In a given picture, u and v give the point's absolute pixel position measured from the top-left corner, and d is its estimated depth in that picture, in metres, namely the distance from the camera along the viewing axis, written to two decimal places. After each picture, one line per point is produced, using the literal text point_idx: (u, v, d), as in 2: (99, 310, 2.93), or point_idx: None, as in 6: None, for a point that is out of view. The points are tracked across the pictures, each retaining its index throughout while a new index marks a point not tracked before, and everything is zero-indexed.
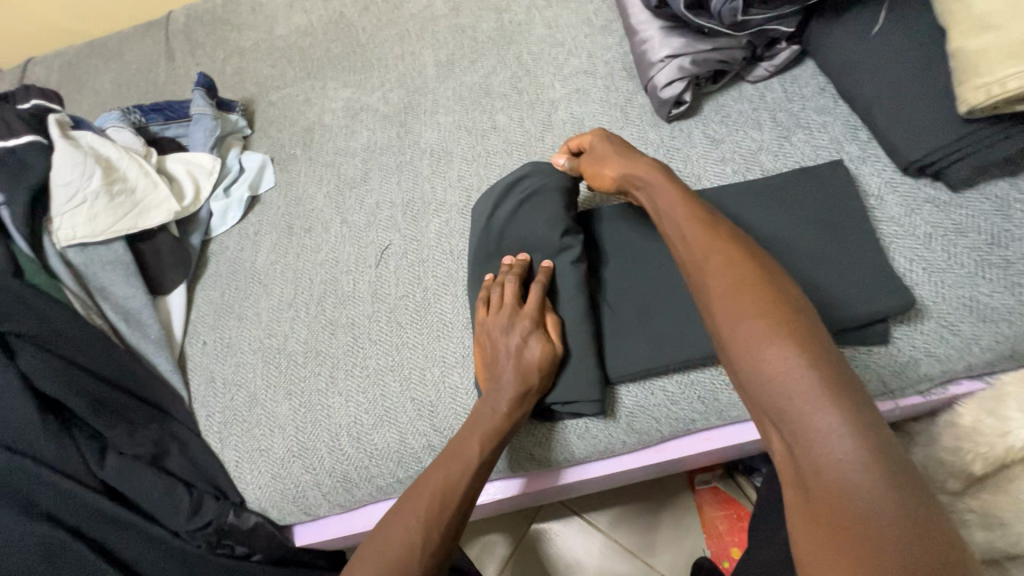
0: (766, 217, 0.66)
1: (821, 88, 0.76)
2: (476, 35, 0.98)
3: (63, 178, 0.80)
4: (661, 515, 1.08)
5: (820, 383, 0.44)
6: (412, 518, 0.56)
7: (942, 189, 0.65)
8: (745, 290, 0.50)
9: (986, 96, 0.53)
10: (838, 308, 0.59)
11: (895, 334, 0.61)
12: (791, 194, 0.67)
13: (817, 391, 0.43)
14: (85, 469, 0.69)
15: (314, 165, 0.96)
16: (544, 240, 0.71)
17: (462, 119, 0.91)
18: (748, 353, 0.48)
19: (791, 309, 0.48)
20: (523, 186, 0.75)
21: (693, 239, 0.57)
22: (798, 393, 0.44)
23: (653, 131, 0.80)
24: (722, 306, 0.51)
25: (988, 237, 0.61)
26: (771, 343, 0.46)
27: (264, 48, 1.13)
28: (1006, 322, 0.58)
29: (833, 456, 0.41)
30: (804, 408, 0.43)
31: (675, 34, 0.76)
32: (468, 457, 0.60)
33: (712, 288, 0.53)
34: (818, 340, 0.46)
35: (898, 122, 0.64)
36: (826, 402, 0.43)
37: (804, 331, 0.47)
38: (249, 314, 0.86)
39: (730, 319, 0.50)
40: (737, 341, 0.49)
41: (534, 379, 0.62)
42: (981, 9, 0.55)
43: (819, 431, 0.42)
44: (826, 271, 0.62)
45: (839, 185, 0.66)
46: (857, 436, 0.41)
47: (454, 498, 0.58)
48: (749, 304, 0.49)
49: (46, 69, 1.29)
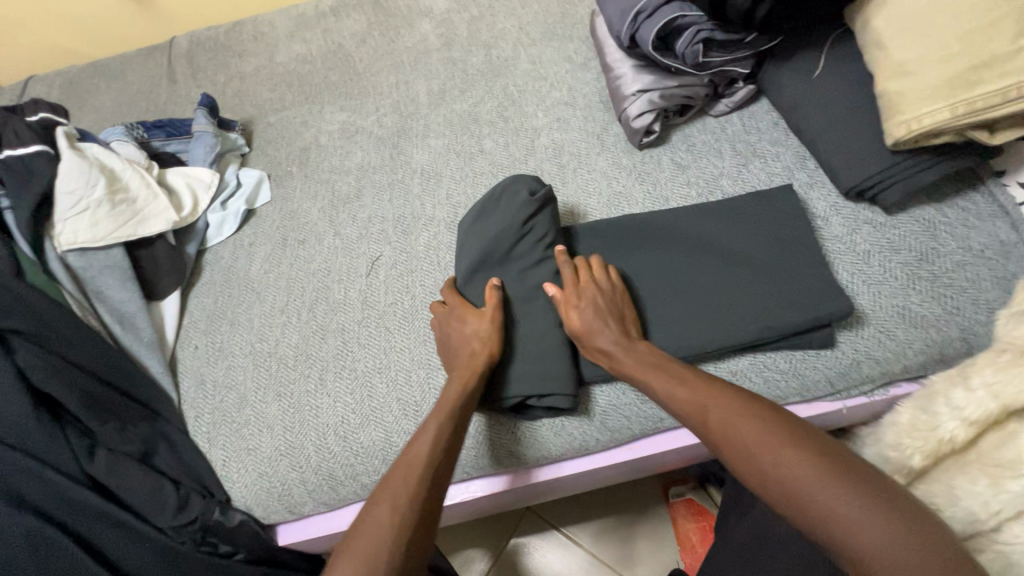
0: (725, 233, 0.74)
1: (774, 123, 0.85)
2: (466, 68, 1.07)
3: (67, 186, 0.84)
4: (638, 528, 1.12)
5: (863, 503, 0.45)
6: (390, 497, 0.57)
7: (878, 213, 0.73)
8: (759, 426, 0.52)
9: (907, 130, 0.62)
10: (786, 313, 0.66)
11: (841, 339, 0.68)
12: (748, 212, 0.75)
13: (863, 510, 0.44)
14: (74, 464, 0.70)
15: (310, 182, 1.02)
16: (518, 251, 0.76)
17: (452, 142, 0.98)
18: (791, 483, 0.48)
19: (811, 436, 0.51)
20: (494, 194, 0.80)
21: (683, 395, 0.59)
22: (850, 518, 0.44)
23: (626, 157, 0.88)
24: (746, 450, 0.51)
25: (917, 253, 0.69)
26: (808, 476, 0.47)
27: (264, 74, 1.20)
28: (934, 328, 0.66)
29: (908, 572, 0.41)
30: (868, 539, 0.43)
31: (646, 72, 0.85)
32: (427, 437, 0.62)
33: (729, 434, 0.53)
34: (836, 460, 0.48)
35: (839, 152, 0.73)
36: (877, 517, 0.44)
37: (821, 449, 0.49)
38: (241, 320, 0.89)
39: (761, 460, 0.50)
40: (776, 474, 0.49)
41: (472, 346, 0.69)
42: (900, 58, 0.64)
43: (889, 553, 0.42)
44: (778, 281, 0.69)
45: (789, 205, 0.74)
46: (913, 545, 0.42)
47: (430, 486, 0.58)
48: (763, 432, 0.51)
49: (47, 87, 1.34)
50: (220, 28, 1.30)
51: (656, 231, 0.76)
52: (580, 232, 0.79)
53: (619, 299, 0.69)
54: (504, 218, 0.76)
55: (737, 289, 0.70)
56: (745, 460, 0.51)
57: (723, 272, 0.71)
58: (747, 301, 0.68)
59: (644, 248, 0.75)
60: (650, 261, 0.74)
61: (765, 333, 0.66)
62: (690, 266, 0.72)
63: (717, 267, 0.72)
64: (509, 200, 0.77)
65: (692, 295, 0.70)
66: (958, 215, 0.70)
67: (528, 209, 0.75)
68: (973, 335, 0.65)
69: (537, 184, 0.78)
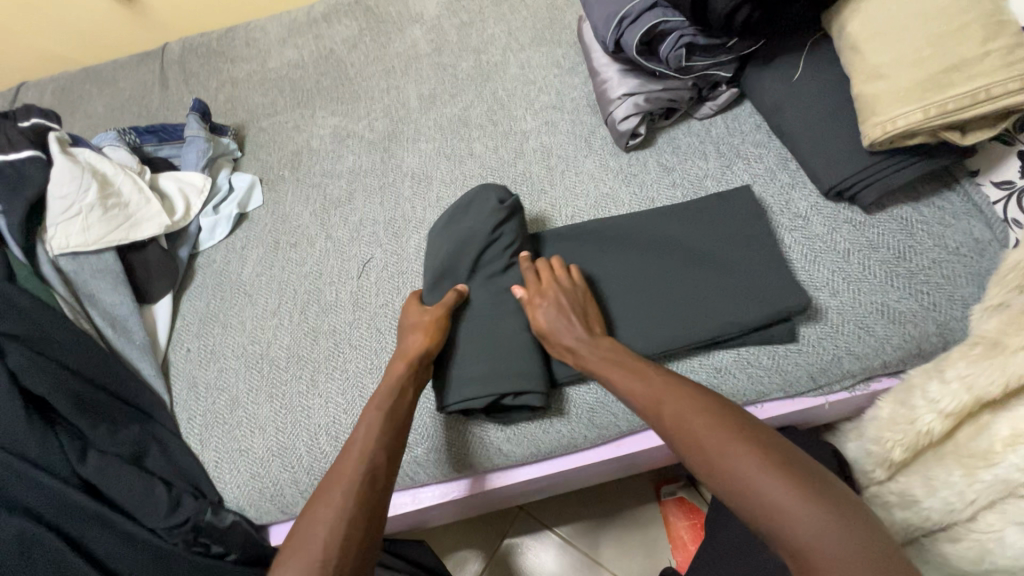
0: (689, 235, 0.76)
1: (757, 125, 0.87)
2: (456, 73, 1.08)
3: (60, 191, 0.84)
4: (629, 527, 1.12)
5: (797, 493, 0.47)
6: (336, 487, 0.58)
7: (857, 212, 0.75)
8: (707, 420, 0.54)
9: (882, 131, 0.64)
10: (748, 309, 0.68)
11: (804, 334, 0.70)
12: (708, 214, 0.77)
13: (797, 501, 0.46)
14: (66, 466, 0.71)
15: (301, 186, 1.03)
16: (487, 258, 0.78)
17: (442, 146, 1.00)
18: (733, 472, 0.50)
19: (752, 428, 0.53)
20: (464, 202, 0.82)
21: (642, 387, 0.60)
22: (784, 507, 0.46)
23: (613, 159, 0.90)
24: (695, 440, 0.53)
25: (895, 251, 0.71)
26: (749, 465, 0.49)
27: (256, 79, 1.21)
28: (912, 324, 0.67)
29: (834, 558, 0.44)
30: (800, 524, 0.45)
31: (631, 76, 0.86)
32: (365, 429, 0.63)
33: (679, 426, 0.55)
34: (775, 452, 0.50)
35: (819, 153, 0.74)
36: (809, 507, 0.46)
37: (761, 441, 0.51)
38: (233, 323, 0.90)
39: (708, 449, 0.52)
40: (720, 463, 0.51)
41: (407, 340, 0.71)
42: (875, 61, 0.66)
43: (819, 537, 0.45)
44: (737, 279, 0.71)
45: (745, 205, 0.76)
46: (838, 529, 0.45)
47: (374, 469, 0.59)
48: (709, 423, 0.53)
49: (39, 93, 1.34)
50: (212, 35, 1.31)
51: (620, 235, 0.79)
52: (550, 239, 0.81)
53: (580, 298, 0.71)
54: (473, 225, 0.78)
55: (705, 287, 0.71)
56: (693, 452, 0.53)
57: (693, 272, 0.73)
58: (714, 299, 0.70)
59: (615, 253, 0.77)
60: (620, 263, 0.76)
61: (731, 330, 0.68)
62: (656, 269, 0.74)
63: (680, 269, 0.74)
64: (478, 208, 0.79)
65: (658, 293, 0.73)
66: (934, 214, 0.72)
67: (497, 216, 0.78)
68: (949, 330, 0.67)
69: (504, 193, 0.81)
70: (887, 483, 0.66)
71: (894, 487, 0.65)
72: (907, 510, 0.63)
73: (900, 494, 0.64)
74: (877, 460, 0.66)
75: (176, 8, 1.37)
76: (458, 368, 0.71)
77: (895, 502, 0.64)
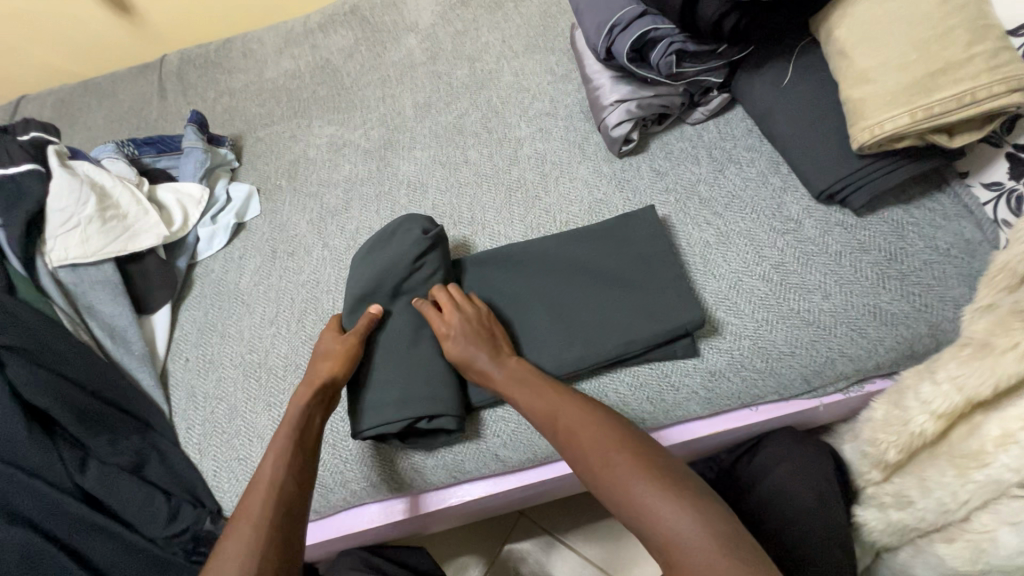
0: (602, 255, 0.77)
1: (748, 129, 0.87)
2: (451, 81, 1.09)
3: (59, 204, 0.85)
4: (629, 532, 1.12)
5: (660, 490, 0.52)
6: (248, 522, 0.59)
7: (849, 214, 0.75)
8: (594, 429, 0.59)
9: (869, 135, 0.65)
10: (653, 329, 0.70)
11: (705, 348, 0.72)
12: (621, 235, 0.79)
13: (660, 496, 0.52)
14: (66, 476, 0.72)
15: (299, 195, 1.03)
16: (408, 285, 0.78)
17: (438, 154, 1.00)
18: (611, 478, 0.55)
19: (631, 437, 0.58)
20: (390, 228, 0.81)
21: (538, 397, 0.65)
22: (649, 503, 0.52)
23: (606, 165, 0.90)
24: (582, 452, 0.58)
25: (887, 253, 0.72)
26: (624, 471, 0.55)
27: (253, 90, 1.22)
28: (904, 325, 0.68)
29: (687, 545, 0.49)
30: (662, 520, 0.51)
31: (623, 82, 0.87)
32: (271, 462, 0.64)
33: (570, 439, 0.60)
34: (646, 456, 0.56)
35: (810, 156, 0.75)
36: (668, 501, 0.51)
37: (635, 447, 0.57)
38: (232, 332, 0.90)
39: (591, 459, 0.57)
40: (600, 469, 0.56)
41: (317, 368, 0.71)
42: (862, 66, 0.67)
43: (678, 530, 0.50)
44: (647, 299, 0.73)
45: (649, 226, 0.78)
46: (696, 521, 0.50)
47: (287, 496, 0.61)
48: (593, 435, 0.59)
49: (39, 106, 1.36)
50: (210, 46, 1.32)
51: (539, 254, 0.80)
52: (473, 264, 0.81)
53: (489, 322, 0.73)
54: (397, 253, 0.77)
55: (623, 304, 0.73)
56: (581, 460, 0.58)
57: (609, 291, 0.74)
58: (632, 317, 0.72)
59: (532, 274, 0.79)
60: (537, 284, 0.77)
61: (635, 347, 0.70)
62: (575, 293, 0.76)
63: (593, 290, 0.75)
64: (401, 237, 0.79)
65: (573, 313, 0.74)
66: (925, 216, 0.73)
67: (419, 246, 0.77)
68: (941, 331, 0.68)
69: (429, 223, 0.80)
70: (884, 484, 0.67)
71: (890, 488, 0.65)
72: (903, 511, 0.63)
73: (896, 495, 0.64)
74: (873, 461, 0.66)
75: (174, 20, 1.38)
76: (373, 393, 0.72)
77: (891, 503, 0.64)
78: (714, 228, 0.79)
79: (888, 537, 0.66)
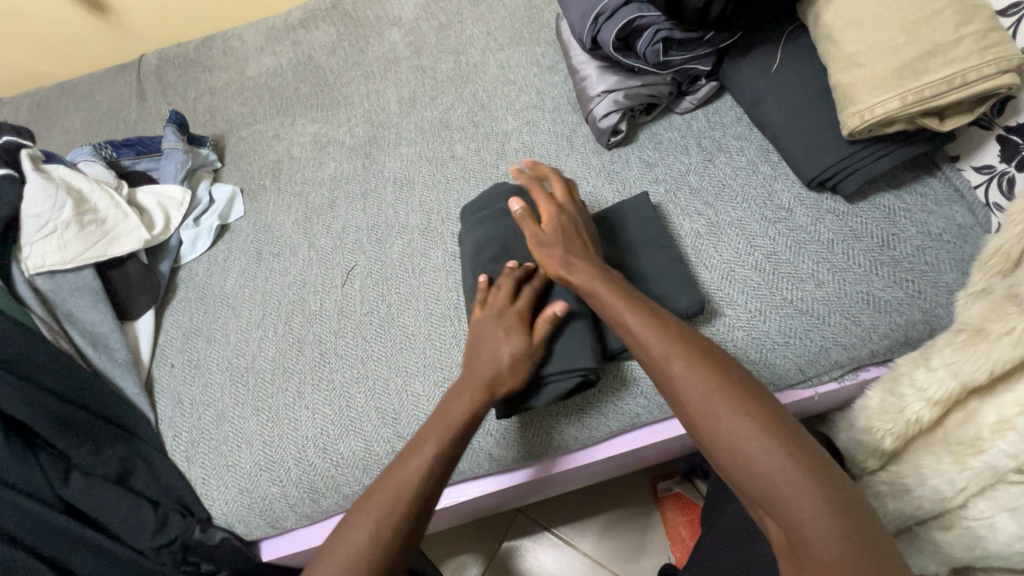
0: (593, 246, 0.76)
1: (738, 118, 0.86)
2: (435, 75, 1.07)
3: (33, 209, 0.83)
4: (629, 526, 1.12)
5: (802, 465, 0.47)
6: (375, 510, 0.52)
7: (840, 201, 0.75)
8: (715, 376, 0.53)
9: (860, 120, 0.64)
10: None
11: None
12: (614, 223, 0.78)
13: (805, 476, 0.47)
14: (48, 489, 0.70)
15: (283, 195, 1.01)
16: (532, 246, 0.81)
17: (423, 149, 0.99)
18: (731, 436, 0.50)
19: (752, 391, 0.52)
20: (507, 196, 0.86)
21: (655, 334, 0.57)
22: (792, 483, 0.46)
23: (595, 157, 0.89)
24: (701, 396, 0.53)
25: (879, 239, 0.71)
26: (747, 430, 0.49)
27: (234, 88, 1.20)
28: (897, 313, 0.67)
29: (816, 519, 0.45)
30: (789, 486, 0.46)
31: (610, 72, 0.86)
32: (426, 453, 0.56)
33: (685, 383, 0.54)
34: (787, 427, 0.50)
35: (800, 143, 0.74)
36: (814, 487, 0.46)
37: (774, 415, 0.50)
38: (218, 336, 0.89)
39: (707, 408, 0.52)
40: (719, 422, 0.51)
41: (504, 358, 0.64)
42: (850, 51, 0.66)
43: (802, 503, 0.46)
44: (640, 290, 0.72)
45: (642, 212, 0.78)
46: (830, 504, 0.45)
47: (428, 495, 0.55)
48: (711, 381, 0.53)
49: (15, 109, 1.33)
50: (189, 44, 1.29)
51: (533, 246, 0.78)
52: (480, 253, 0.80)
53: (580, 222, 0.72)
54: None
55: None
56: (697, 403, 0.53)
57: None
58: None
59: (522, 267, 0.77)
60: None
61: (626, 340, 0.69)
62: None
63: None
64: None
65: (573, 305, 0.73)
66: (917, 202, 0.72)
67: None
68: (935, 317, 0.67)
69: None
70: (879, 472, 0.66)
71: (884, 476, 0.65)
72: (898, 500, 0.62)
73: (890, 483, 0.64)
74: (868, 450, 0.65)
75: (152, 19, 1.35)
76: (581, 333, 0.68)
77: (886, 492, 0.64)
78: (705, 219, 0.78)
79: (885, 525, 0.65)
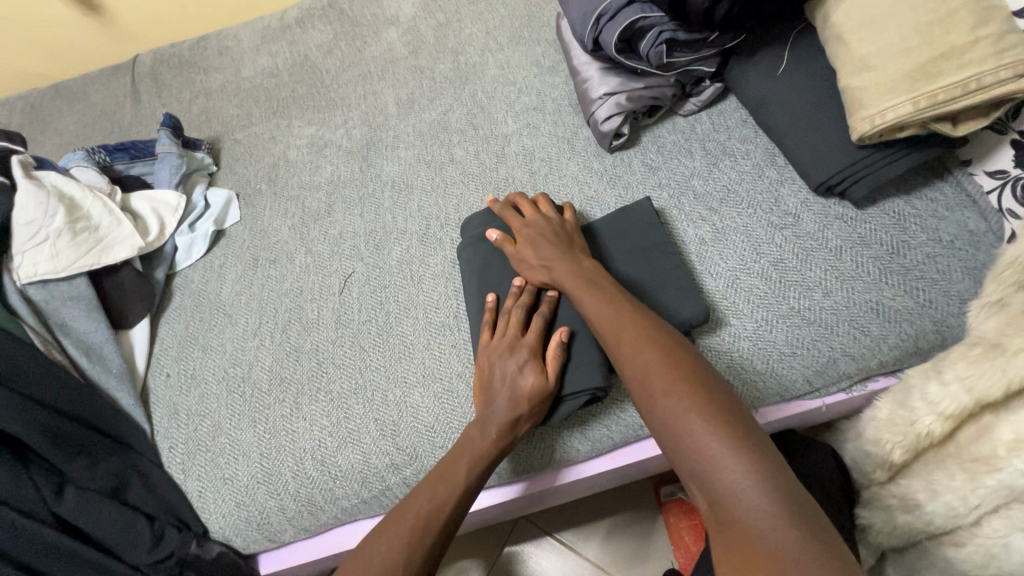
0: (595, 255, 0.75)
1: (743, 119, 0.84)
2: (434, 75, 1.05)
3: (25, 217, 0.81)
4: (631, 531, 1.10)
5: (730, 441, 0.47)
6: (393, 534, 0.57)
7: (849, 207, 0.73)
8: (656, 357, 0.55)
9: (870, 125, 0.62)
10: None
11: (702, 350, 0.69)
12: (617, 231, 0.76)
13: (730, 453, 0.47)
14: (42, 506, 0.69)
15: (279, 200, 1.00)
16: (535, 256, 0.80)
17: (422, 153, 0.97)
18: (664, 413, 0.51)
19: (691, 371, 0.53)
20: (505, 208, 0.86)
21: (609, 320, 0.61)
22: (716, 454, 0.47)
23: (597, 161, 0.87)
24: (642, 377, 0.55)
25: (889, 247, 0.69)
26: (678, 406, 0.51)
27: (230, 90, 1.18)
28: (908, 322, 0.66)
29: (736, 492, 0.45)
30: (713, 459, 0.47)
31: (612, 73, 0.84)
32: (451, 485, 0.61)
33: (631, 366, 0.56)
34: (723, 406, 0.50)
35: (808, 147, 0.72)
36: (737, 459, 0.46)
37: (710, 392, 0.51)
38: (214, 345, 0.87)
39: (646, 388, 0.54)
40: (657, 400, 0.52)
41: (524, 385, 0.64)
42: (861, 53, 0.64)
43: (721, 474, 0.46)
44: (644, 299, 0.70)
45: (645, 217, 0.76)
46: (753, 480, 0.45)
47: (450, 522, 0.59)
48: (654, 363, 0.55)
49: (9, 112, 1.31)
50: (184, 45, 1.27)
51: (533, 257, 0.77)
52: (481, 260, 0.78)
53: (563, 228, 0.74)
54: None
55: None
56: (639, 383, 0.55)
57: None
58: None
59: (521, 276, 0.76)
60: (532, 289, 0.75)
61: None
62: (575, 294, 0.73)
63: None
64: None
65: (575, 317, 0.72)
66: (927, 207, 0.70)
67: None
68: (947, 327, 0.65)
69: None
70: (888, 484, 0.65)
71: (895, 489, 0.63)
72: (909, 514, 0.61)
73: (901, 496, 0.62)
74: (877, 462, 0.64)
75: (146, 19, 1.33)
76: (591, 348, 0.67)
77: (896, 506, 0.63)
78: (710, 225, 0.77)
79: (894, 539, 0.64)
